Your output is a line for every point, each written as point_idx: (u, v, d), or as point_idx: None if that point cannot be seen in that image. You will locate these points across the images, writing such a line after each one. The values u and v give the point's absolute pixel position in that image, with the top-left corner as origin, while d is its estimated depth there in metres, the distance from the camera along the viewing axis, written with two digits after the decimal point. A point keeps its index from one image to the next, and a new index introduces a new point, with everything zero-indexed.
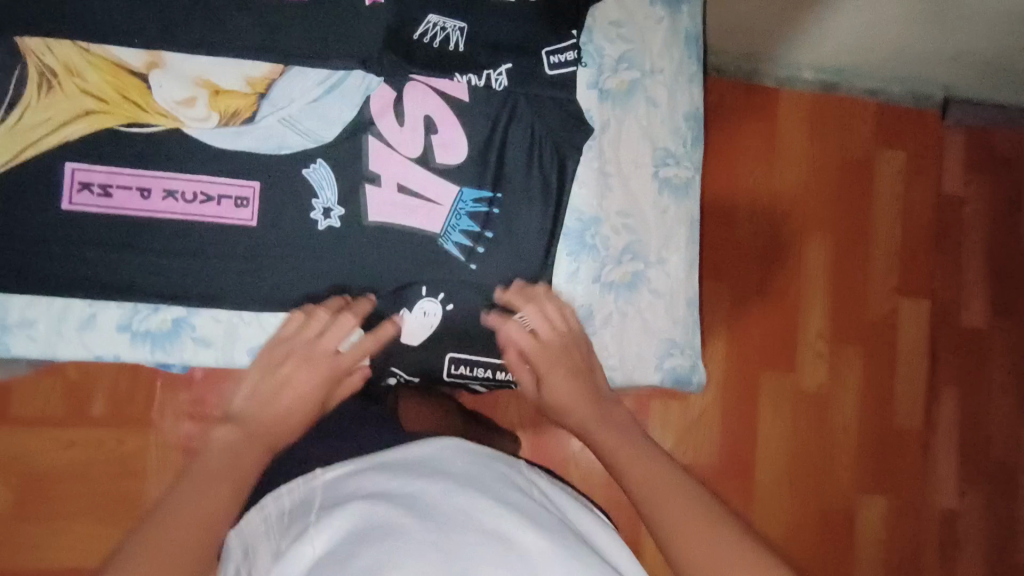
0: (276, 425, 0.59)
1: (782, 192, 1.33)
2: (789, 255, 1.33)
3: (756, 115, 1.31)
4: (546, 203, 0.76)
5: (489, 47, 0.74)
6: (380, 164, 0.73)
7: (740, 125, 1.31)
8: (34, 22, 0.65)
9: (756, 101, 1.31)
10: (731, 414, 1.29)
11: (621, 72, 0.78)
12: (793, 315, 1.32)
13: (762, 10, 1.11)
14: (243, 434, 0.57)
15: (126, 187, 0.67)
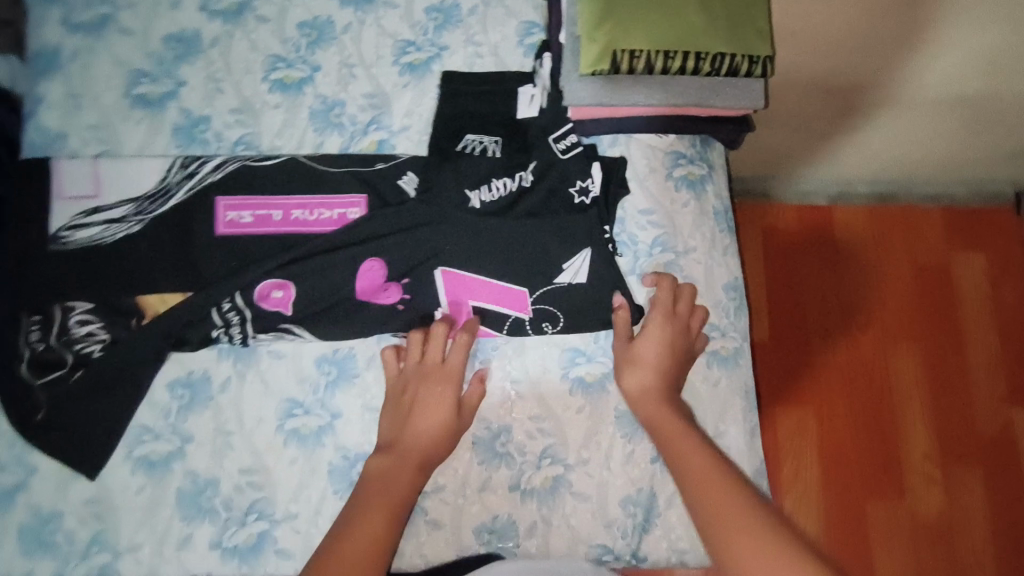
0: (420, 451, 0.73)
1: (857, 309, 1.27)
2: (875, 373, 1.24)
3: (814, 238, 1.29)
4: (586, 326, 0.81)
5: (531, 253, 0.82)
6: (451, 285, 0.81)
7: (799, 246, 1.29)
8: (152, 279, 0.79)
9: (812, 222, 1.29)
10: (846, 558, 1.17)
11: (656, 255, 0.84)
12: (893, 436, 1.21)
13: (800, 142, 1.12)
14: (396, 461, 0.72)
15: (235, 326, 0.78)
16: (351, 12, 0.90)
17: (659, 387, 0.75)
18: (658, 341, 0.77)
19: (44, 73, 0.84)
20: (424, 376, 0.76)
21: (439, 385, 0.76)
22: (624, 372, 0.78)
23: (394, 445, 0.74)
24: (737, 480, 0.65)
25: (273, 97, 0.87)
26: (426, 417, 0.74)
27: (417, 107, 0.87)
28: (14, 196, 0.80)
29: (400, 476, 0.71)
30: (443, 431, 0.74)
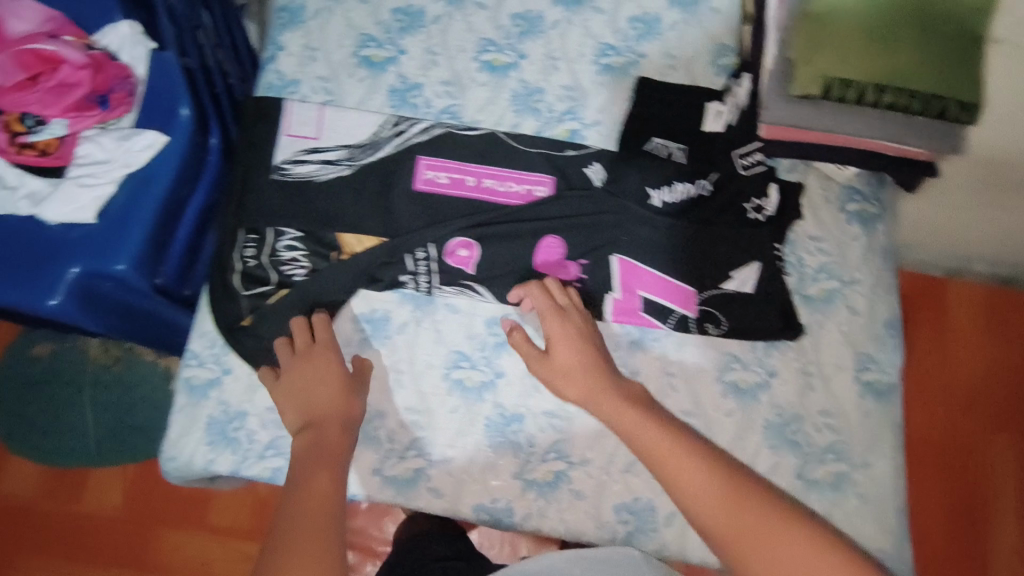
0: (327, 405, 0.74)
1: (963, 388, 1.23)
2: (973, 456, 1.20)
3: (929, 307, 1.27)
4: (747, 335, 0.83)
5: (703, 257, 0.86)
6: (624, 275, 0.85)
7: (913, 313, 1.27)
8: (353, 221, 0.86)
9: (929, 293, 1.28)
10: None
11: (821, 280, 0.86)
12: (982, 525, 1.16)
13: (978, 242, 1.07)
14: (318, 436, 0.71)
15: (423, 274, 0.84)
16: (561, 11, 0.97)
17: (577, 365, 0.77)
18: (574, 354, 0.77)
19: (288, 25, 0.94)
20: (306, 358, 0.78)
21: (324, 356, 0.78)
22: (558, 387, 0.78)
23: (302, 422, 0.74)
24: (660, 419, 0.70)
25: (481, 75, 0.94)
26: (317, 401, 0.75)
27: (611, 106, 0.93)
28: (250, 130, 0.90)
29: (320, 453, 0.69)
30: (331, 409, 0.74)
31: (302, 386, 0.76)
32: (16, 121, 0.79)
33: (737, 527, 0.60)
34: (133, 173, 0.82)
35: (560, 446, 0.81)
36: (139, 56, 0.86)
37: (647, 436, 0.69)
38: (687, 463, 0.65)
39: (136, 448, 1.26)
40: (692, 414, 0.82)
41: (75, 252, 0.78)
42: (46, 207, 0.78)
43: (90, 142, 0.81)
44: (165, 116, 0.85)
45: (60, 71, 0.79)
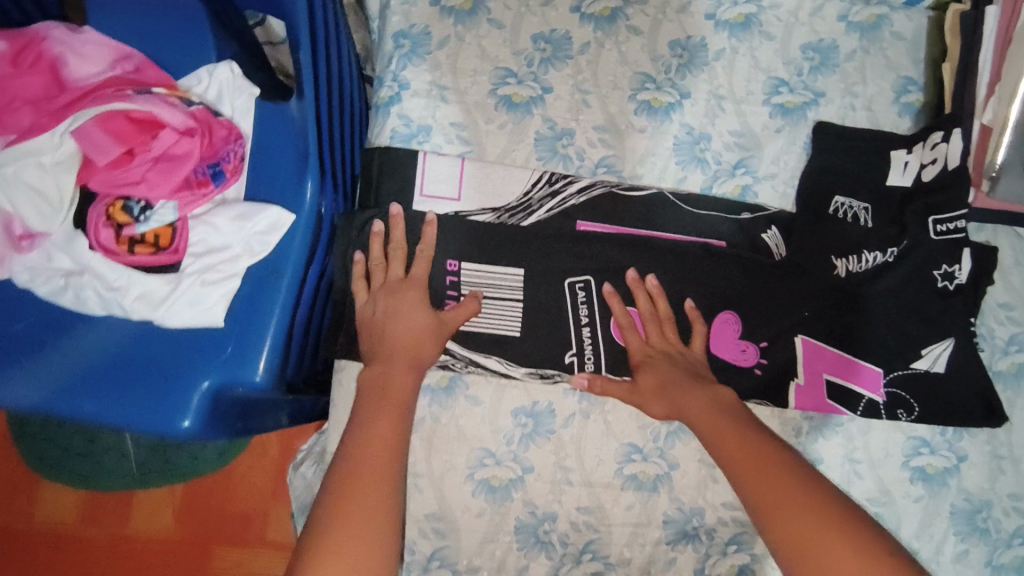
0: (410, 348, 0.69)
1: None
2: None
3: None
4: (942, 422, 0.76)
5: (892, 333, 0.78)
6: (810, 360, 0.77)
7: None
8: (505, 303, 0.75)
9: None
10: None
11: (1013, 353, 0.80)
12: None
13: None
14: (385, 369, 0.67)
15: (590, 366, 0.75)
16: (725, 36, 0.83)
17: (662, 315, 0.75)
18: (661, 371, 0.71)
19: (411, 56, 0.79)
20: (395, 298, 0.71)
21: (417, 302, 0.71)
22: (653, 412, 0.71)
23: (377, 340, 0.69)
24: (739, 416, 0.66)
25: (639, 119, 0.81)
26: (394, 377, 0.66)
27: (786, 156, 0.82)
28: (373, 193, 0.77)
29: (380, 421, 0.62)
30: (413, 348, 0.69)
31: (394, 312, 0.70)
32: (120, 209, 0.66)
33: (762, 479, 0.58)
34: (258, 262, 0.70)
35: (742, 538, 0.76)
36: (244, 107, 0.72)
37: (720, 426, 0.65)
38: (734, 439, 0.63)
39: (181, 464, 1.10)
40: (880, 503, 0.77)
41: (207, 362, 0.67)
42: (166, 311, 0.66)
43: (204, 224, 0.69)
44: (284, 183, 0.72)
45: (158, 140, 0.67)
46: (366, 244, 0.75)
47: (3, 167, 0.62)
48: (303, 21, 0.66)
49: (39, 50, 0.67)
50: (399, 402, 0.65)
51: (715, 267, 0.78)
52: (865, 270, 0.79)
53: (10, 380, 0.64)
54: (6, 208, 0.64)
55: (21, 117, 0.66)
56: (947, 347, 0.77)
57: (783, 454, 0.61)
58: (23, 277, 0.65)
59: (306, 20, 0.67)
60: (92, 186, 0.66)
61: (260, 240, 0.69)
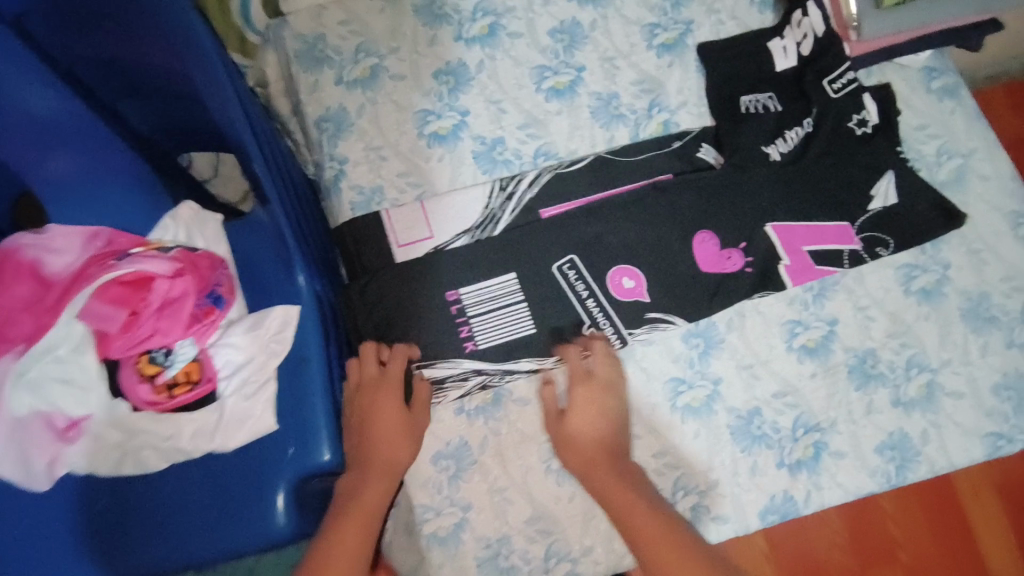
0: (386, 453, 0.72)
1: None
2: None
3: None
4: (913, 244, 0.85)
5: (843, 187, 0.86)
6: (787, 239, 0.84)
7: (1010, 112, 1.23)
8: (512, 306, 0.81)
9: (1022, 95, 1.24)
10: None
11: (946, 162, 0.89)
12: None
13: None
14: (360, 474, 0.70)
15: (609, 328, 0.81)
16: (591, 9, 0.92)
17: (644, 257, 0.83)
18: (587, 426, 0.76)
19: (338, 134, 0.85)
20: (375, 389, 0.75)
21: (384, 395, 0.75)
22: (562, 450, 0.77)
23: (359, 438, 0.73)
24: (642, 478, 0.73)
25: (552, 105, 0.89)
26: (383, 438, 0.73)
27: (686, 83, 0.91)
28: (357, 263, 0.82)
29: (369, 491, 0.69)
30: (400, 437, 0.74)
31: (370, 413, 0.74)
32: (146, 362, 0.70)
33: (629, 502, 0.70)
34: (284, 359, 0.73)
35: (805, 419, 0.82)
36: (215, 234, 0.77)
37: (605, 477, 0.72)
38: (629, 505, 0.69)
39: None
40: (902, 334, 0.84)
41: (273, 466, 0.70)
42: (223, 436, 0.70)
43: (225, 346, 0.72)
44: (278, 283, 0.76)
45: (155, 291, 0.70)
46: (369, 309, 0.80)
47: (28, 373, 0.67)
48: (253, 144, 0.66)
49: (11, 261, 0.70)
50: (370, 508, 0.68)
51: (672, 196, 0.85)
52: (794, 146, 0.88)
53: (125, 552, 0.69)
54: (43, 408, 0.68)
55: (22, 326, 0.69)
56: (889, 179, 0.86)
57: (672, 518, 0.68)
58: (85, 464, 0.69)
59: (243, 123, 0.65)
60: (113, 355, 0.69)
61: (279, 339, 0.73)
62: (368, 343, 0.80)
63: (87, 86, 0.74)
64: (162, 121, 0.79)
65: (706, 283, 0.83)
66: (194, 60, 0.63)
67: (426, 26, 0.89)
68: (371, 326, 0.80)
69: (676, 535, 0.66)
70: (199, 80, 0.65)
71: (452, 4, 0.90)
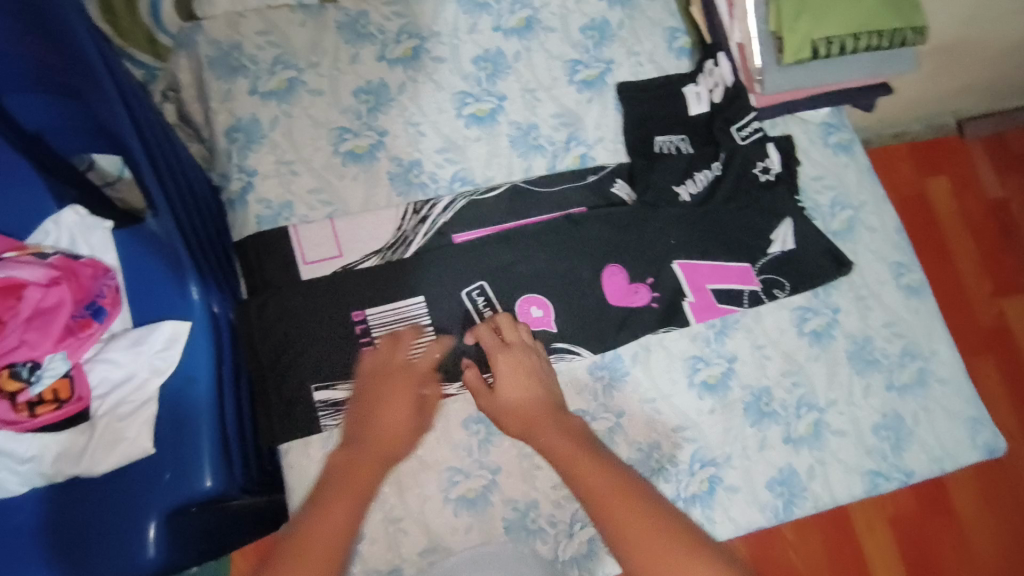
0: (393, 438, 0.66)
1: (948, 217, 1.32)
2: (975, 280, 1.29)
3: (915, 161, 1.34)
4: (808, 288, 0.90)
5: (745, 230, 0.90)
6: (692, 277, 0.87)
7: (902, 168, 1.33)
8: (419, 330, 0.80)
9: (914, 153, 1.34)
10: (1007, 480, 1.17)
11: (839, 213, 0.95)
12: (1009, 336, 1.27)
13: (926, 87, 1.22)
14: (371, 449, 0.64)
15: None
16: (516, 41, 0.93)
17: (553, 287, 0.84)
18: (520, 380, 0.72)
19: (248, 145, 0.82)
20: (398, 374, 0.71)
21: (413, 383, 0.71)
22: (502, 422, 0.71)
23: (382, 413, 0.67)
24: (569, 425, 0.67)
25: (471, 131, 0.89)
26: (390, 423, 0.67)
27: (604, 120, 0.93)
28: (258, 278, 0.79)
29: (368, 472, 0.61)
30: (410, 428, 0.68)
31: (391, 396, 0.69)
32: (6, 377, 0.64)
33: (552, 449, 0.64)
34: (167, 378, 0.70)
35: (702, 453, 0.84)
36: (102, 242, 0.73)
37: (548, 434, 0.65)
38: (556, 448, 0.63)
39: None
40: (793, 373, 0.87)
41: (148, 492, 0.66)
42: (90, 461, 0.66)
43: (101, 362, 0.69)
44: (169, 298, 0.72)
45: (27, 298, 0.64)
46: (268, 327, 0.77)
47: None
48: (137, 145, 0.63)
49: None
50: (365, 486, 0.60)
51: (584, 229, 0.86)
52: (703, 188, 0.91)
53: None
54: None
55: None
56: (787, 225, 0.91)
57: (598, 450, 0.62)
58: None
59: (127, 123, 0.62)
60: None
61: (163, 357, 0.69)
62: (264, 363, 0.76)
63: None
64: (56, 117, 0.71)
65: (613, 316, 0.84)
66: (74, 61, 0.61)
67: (348, 43, 0.88)
68: (268, 345, 0.76)
69: (608, 466, 0.59)
70: (82, 79, 0.62)
71: (376, 24, 0.90)
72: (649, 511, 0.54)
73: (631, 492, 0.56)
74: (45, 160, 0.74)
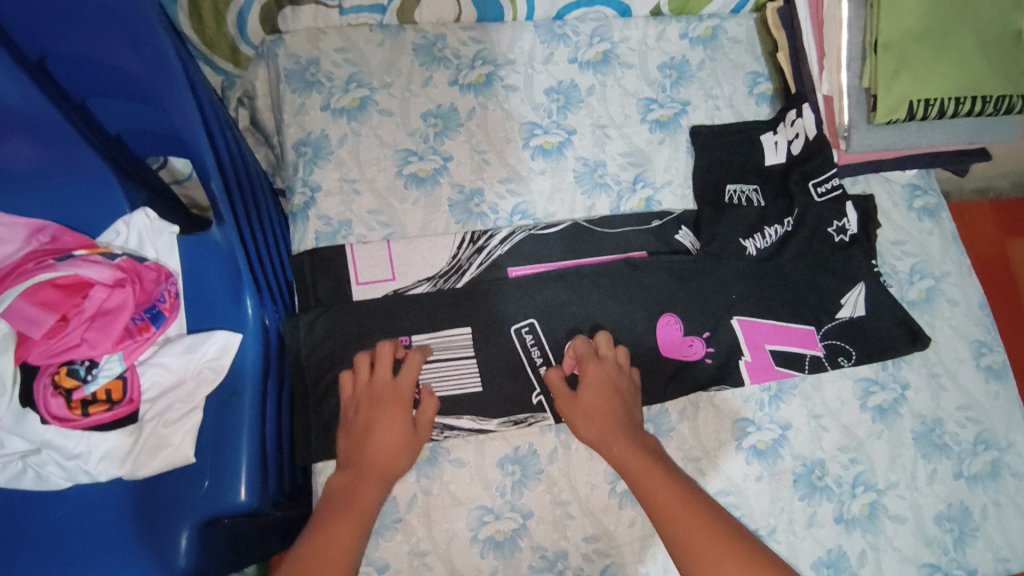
0: (382, 464, 0.69)
1: None
2: None
3: (1001, 225, 1.25)
4: (876, 360, 0.84)
5: (812, 292, 0.85)
6: (752, 335, 0.83)
7: (985, 231, 1.25)
8: (463, 362, 0.78)
9: (1001, 216, 1.25)
10: None
11: (917, 282, 0.89)
12: None
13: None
14: (359, 475, 0.68)
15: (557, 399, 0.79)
16: (591, 74, 0.92)
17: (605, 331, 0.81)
18: (605, 396, 0.74)
19: (315, 160, 0.83)
20: (377, 399, 0.72)
21: (392, 408, 0.72)
22: (576, 424, 0.75)
23: (359, 445, 0.70)
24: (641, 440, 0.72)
25: (537, 163, 0.88)
26: (382, 446, 0.70)
27: (674, 163, 0.90)
28: (310, 294, 0.79)
29: (360, 498, 0.66)
30: (402, 447, 0.71)
31: (369, 422, 0.71)
32: (65, 374, 0.66)
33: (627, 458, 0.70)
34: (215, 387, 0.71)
35: (745, 523, 0.79)
36: (167, 246, 0.74)
37: (624, 447, 0.71)
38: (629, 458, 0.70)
39: None
40: (852, 449, 0.82)
41: (187, 499, 0.67)
42: (133, 463, 0.67)
43: (154, 365, 0.70)
44: (224, 307, 0.73)
45: (92, 298, 0.67)
46: (315, 345, 0.77)
47: None
48: (209, 155, 0.64)
49: None
50: (366, 507, 0.66)
51: (642, 274, 0.83)
52: (773, 243, 0.87)
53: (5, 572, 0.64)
54: None
55: None
56: (860, 290, 0.86)
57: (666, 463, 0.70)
58: None
59: (201, 134, 0.63)
60: (32, 360, 0.65)
61: (213, 366, 0.70)
62: (308, 380, 0.76)
63: (60, 88, 0.67)
64: (134, 122, 0.72)
65: (664, 368, 0.81)
66: (157, 70, 0.61)
67: (423, 66, 0.88)
68: (313, 363, 0.77)
69: (679, 483, 0.66)
70: (164, 92, 0.63)
71: (452, 48, 0.89)
72: (715, 524, 0.61)
73: (691, 506, 0.63)
74: (122, 163, 0.76)
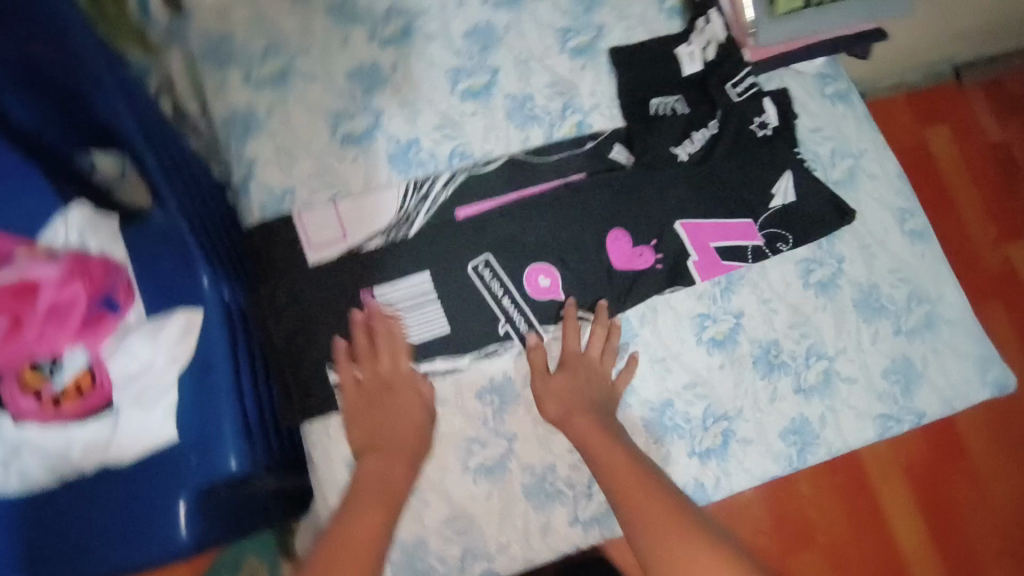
0: (402, 445, 0.75)
1: (952, 167, 1.31)
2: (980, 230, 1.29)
3: (916, 115, 1.32)
4: (811, 240, 0.90)
5: (746, 186, 0.90)
6: (695, 235, 0.87)
7: (903, 120, 1.32)
8: (427, 305, 0.81)
9: (915, 105, 1.32)
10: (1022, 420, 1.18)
11: (839, 163, 0.95)
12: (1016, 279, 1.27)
13: (922, 31, 1.20)
14: (385, 459, 0.73)
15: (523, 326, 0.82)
16: (505, 12, 0.93)
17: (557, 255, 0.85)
18: (579, 366, 0.81)
19: (247, 134, 0.83)
20: (388, 386, 0.77)
21: (401, 393, 0.77)
22: (543, 404, 0.80)
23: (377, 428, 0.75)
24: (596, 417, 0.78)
25: (467, 106, 0.89)
26: (399, 429, 0.75)
27: (599, 86, 0.93)
28: (265, 264, 0.80)
29: (392, 478, 0.71)
30: (415, 427, 0.76)
31: (384, 408, 0.76)
32: (31, 374, 0.67)
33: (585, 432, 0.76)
34: (185, 366, 0.71)
35: (713, 409, 0.85)
36: (111, 238, 0.74)
37: (581, 424, 0.77)
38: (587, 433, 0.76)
39: None
40: (801, 325, 0.88)
41: (179, 474, 0.69)
42: (120, 449, 0.68)
43: (121, 353, 0.69)
44: (180, 288, 0.73)
45: (42, 296, 0.67)
46: (279, 311, 0.78)
47: None
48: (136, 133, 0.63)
49: None
50: (390, 487, 0.70)
51: (584, 196, 0.87)
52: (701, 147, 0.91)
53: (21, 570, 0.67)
54: None
55: None
56: (788, 178, 0.91)
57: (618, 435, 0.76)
58: None
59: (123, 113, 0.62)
60: None
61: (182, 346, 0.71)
62: (279, 346, 0.78)
63: None
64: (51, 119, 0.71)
65: (618, 280, 0.85)
66: (62, 53, 0.59)
67: (338, 26, 0.88)
68: (280, 329, 0.78)
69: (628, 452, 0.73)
70: (75, 77, 0.62)
71: (363, 5, 0.89)
72: (656, 489, 0.68)
73: (643, 475, 0.70)
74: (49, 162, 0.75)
